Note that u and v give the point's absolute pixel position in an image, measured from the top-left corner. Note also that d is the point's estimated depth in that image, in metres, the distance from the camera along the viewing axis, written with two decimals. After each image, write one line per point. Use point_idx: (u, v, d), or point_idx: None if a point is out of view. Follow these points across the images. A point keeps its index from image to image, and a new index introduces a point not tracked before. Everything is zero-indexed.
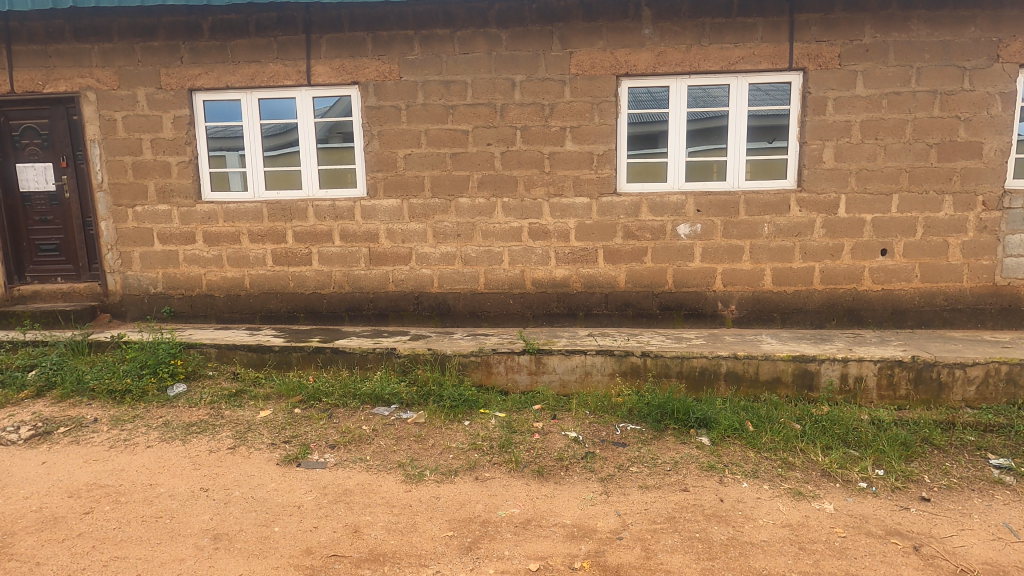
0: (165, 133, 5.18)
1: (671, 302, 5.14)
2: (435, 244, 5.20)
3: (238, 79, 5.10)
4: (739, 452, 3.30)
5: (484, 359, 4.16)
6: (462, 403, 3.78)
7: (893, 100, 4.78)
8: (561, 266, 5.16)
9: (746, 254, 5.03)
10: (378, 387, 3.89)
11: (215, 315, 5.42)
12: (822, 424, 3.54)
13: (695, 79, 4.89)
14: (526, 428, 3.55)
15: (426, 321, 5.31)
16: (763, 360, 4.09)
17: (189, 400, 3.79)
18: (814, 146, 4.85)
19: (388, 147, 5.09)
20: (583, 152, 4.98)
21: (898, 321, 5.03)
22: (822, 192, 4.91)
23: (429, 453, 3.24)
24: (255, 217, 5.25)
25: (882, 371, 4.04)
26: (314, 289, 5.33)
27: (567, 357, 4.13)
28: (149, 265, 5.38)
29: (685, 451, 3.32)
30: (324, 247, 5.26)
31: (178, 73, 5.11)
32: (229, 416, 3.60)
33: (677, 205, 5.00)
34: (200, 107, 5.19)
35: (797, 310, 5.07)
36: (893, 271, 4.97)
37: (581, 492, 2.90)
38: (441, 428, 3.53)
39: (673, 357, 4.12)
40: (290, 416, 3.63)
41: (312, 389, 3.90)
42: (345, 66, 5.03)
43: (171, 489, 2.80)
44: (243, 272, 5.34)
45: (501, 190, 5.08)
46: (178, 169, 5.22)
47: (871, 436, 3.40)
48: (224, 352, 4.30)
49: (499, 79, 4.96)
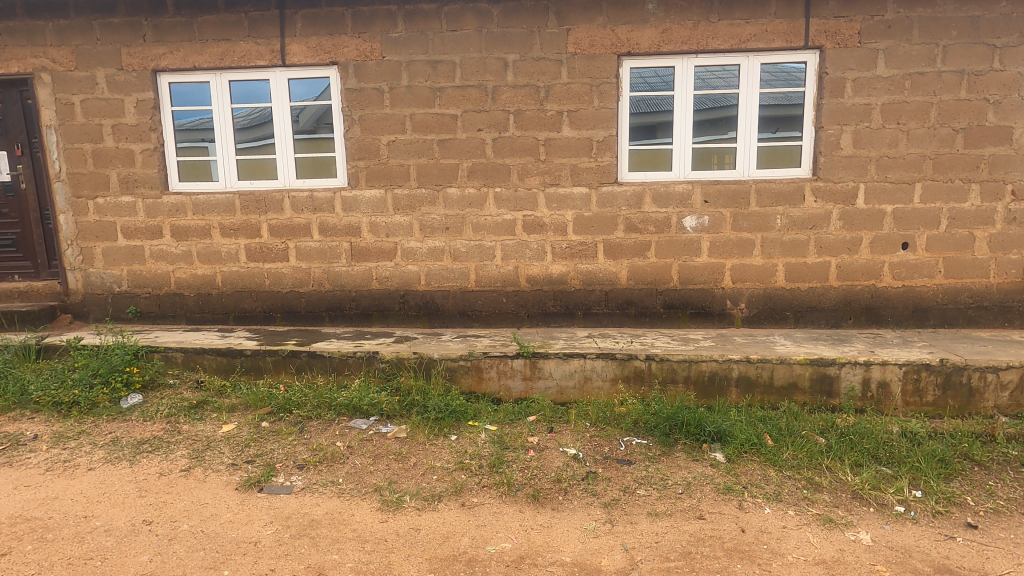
0: (128, 119, 4.77)
1: (677, 300, 4.77)
2: (421, 238, 4.82)
3: (206, 59, 4.69)
4: (759, 472, 2.92)
5: (474, 363, 3.79)
6: (449, 415, 3.40)
7: (917, 82, 4.41)
8: (558, 261, 4.78)
9: (757, 248, 4.67)
10: (356, 396, 3.50)
11: (185, 316, 5.03)
12: (850, 437, 3.16)
13: (702, 59, 4.51)
14: (520, 444, 3.15)
15: (413, 322, 4.93)
16: (778, 364, 3.75)
17: (143, 414, 3.37)
18: (831, 131, 4.49)
19: (370, 133, 4.69)
20: (581, 138, 4.60)
21: (920, 320, 4.67)
22: (840, 180, 4.55)
23: (410, 475, 2.87)
24: (227, 209, 4.85)
25: (908, 376, 3.72)
26: (292, 287, 4.94)
27: (564, 362, 3.77)
28: (112, 262, 4.97)
29: (698, 470, 2.94)
30: (301, 241, 4.87)
31: (140, 52, 4.69)
32: (186, 432, 3.19)
33: (683, 195, 4.63)
34: (165, 90, 4.78)
35: (812, 309, 4.72)
36: (915, 266, 4.62)
37: (582, 521, 2.54)
38: (424, 444, 3.15)
39: (680, 361, 3.76)
40: (256, 432, 3.22)
41: (282, 399, 3.50)
42: (322, 45, 4.62)
43: (109, 522, 2.42)
44: (215, 269, 4.94)
45: (493, 179, 4.70)
46: (142, 158, 4.82)
47: (905, 451, 3.04)
48: (192, 356, 3.91)
49: (490, 58, 4.56)
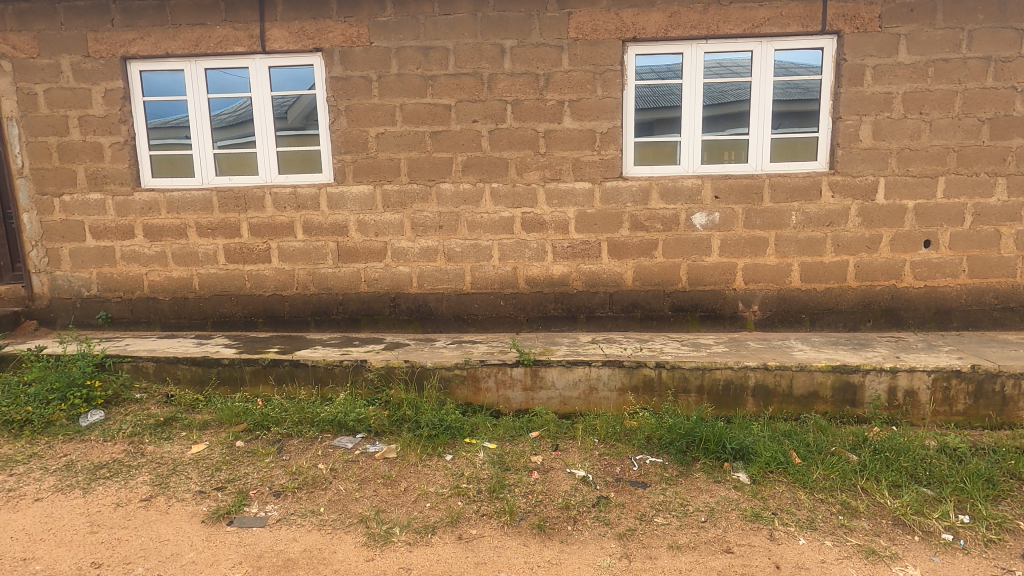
0: (96, 110, 4.43)
1: (686, 302, 4.48)
2: (413, 237, 4.51)
3: (179, 44, 4.35)
4: (788, 495, 2.64)
5: (470, 372, 3.48)
6: (443, 431, 3.09)
7: (941, 69, 4.13)
8: (559, 262, 4.48)
9: (771, 247, 4.39)
10: (341, 411, 3.18)
11: (159, 321, 4.69)
12: (884, 453, 2.87)
13: (712, 46, 4.22)
14: (522, 465, 2.85)
15: (404, 327, 4.61)
16: (798, 371, 3.47)
17: (104, 433, 3.04)
18: (849, 122, 4.22)
19: (357, 125, 4.38)
20: (583, 129, 4.30)
21: (943, 323, 4.41)
22: (859, 174, 4.27)
23: (400, 502, 2.56)
24: (203, 206, 4.52)
25: (937, 384, 3.45)
26: (274, 290, 4.61)
27: (568, 370, 3.48)
28: (80, 264, 4.62)
29: (720, 493, 2.65)
30: (284, 241, 4.55)
31: (108, 38, 4.35)
32: (151, 454, 2.86)
33: (693, 190, 4.34)
34: (136, 79, 4.44)
35: (828, 311, 4.44)
36: (938, 265, 4.35)
37: (595, 557, 2.24)
38: (416, 465, 2.84)
39: (693, 369, 3.47)
40: (229, 453, 2.90)
41: (260, 415, 3.18)
42: (305, 30, 4.30)
43: (51, 566, 2.09)
44: (191, 271, 4.61)
45: (489, 174, 4.39)
46: (112, 152, 4.48)
47: (946, 470, 2.76)
48: (164, 366, 3.59)
49: (486, 44, 4.26)
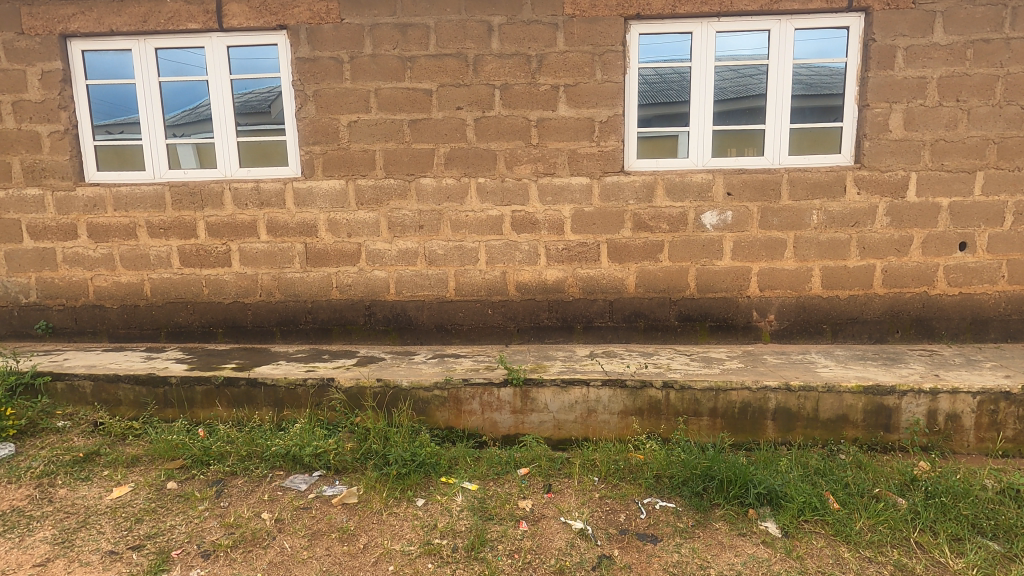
0: (32, 94, 3.93)
1: (694, 311, 4.03)
2: (390, 239, 4.03)
3: (125, 20, 3.85)
4: (829, 552, 2.18)
5: (452, 394, 3.01)
6: (414, 469, 2.61)
7: (981, 51, 3.69)
8: (553, 266, 4.01)
9: (789, 249, 3.94)
10: (296, 444, 2.70)
11: (107, 332, 4.20)
12: (937, 498, 2.41)
13: (725, 23, 3.76)
14: (508, 512, 2.38)
15: (380, 338, 4.14)
16: (825, 392, 3.01)
17: (10, 473, 2.55)
18: (878, 110, 3.77)
19: (327, 112, 3.89)
20: (580, 117, 3.84)
21: (979, 333, 3.97)
22: (887, 168, 3.83)
23: (357, 567, 2.08)
24: (154, 203, 4.03)
25: (984, 407, 3.00)
26: (235, 297, 4.13)
27: (562, 391, 3.01)
28: (17, 268, 4.13)
29: (747, 551, 2.19)
30: (246, 242, 4.06)
31: (44, 13, 3.85)
32: (61, 502, 2.39)
33: (702, 185, 3.88)
34: (78, 60, 3.96)
35: (852, 321, 4.00)
36: (975, 270, 3.91)
37: None
38: (380, 515, 2.36)
39: (705, 390, 3.01)
40: (156, 498, 2.42)
41: (200, 449, 2.70)
42: (267, 5, 3.81)
43: None
44: (142, 276, 4.13)
45: (475, 167, 3.92)
46: (50, 142, 3.99)
47: (1013, 519, 2.30)
48: (103, 386, 3.10)
49: (471, 22, 3.79)
